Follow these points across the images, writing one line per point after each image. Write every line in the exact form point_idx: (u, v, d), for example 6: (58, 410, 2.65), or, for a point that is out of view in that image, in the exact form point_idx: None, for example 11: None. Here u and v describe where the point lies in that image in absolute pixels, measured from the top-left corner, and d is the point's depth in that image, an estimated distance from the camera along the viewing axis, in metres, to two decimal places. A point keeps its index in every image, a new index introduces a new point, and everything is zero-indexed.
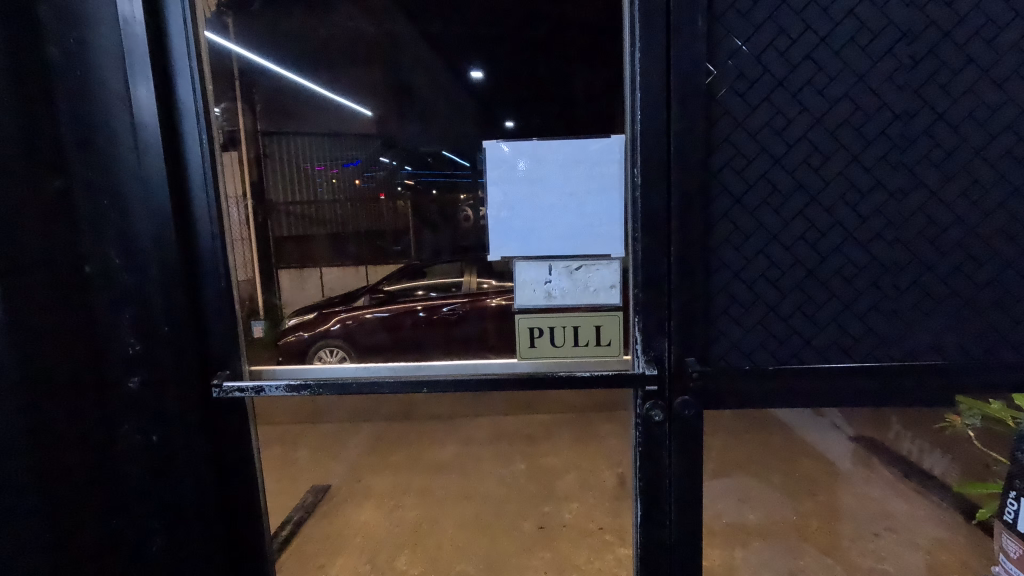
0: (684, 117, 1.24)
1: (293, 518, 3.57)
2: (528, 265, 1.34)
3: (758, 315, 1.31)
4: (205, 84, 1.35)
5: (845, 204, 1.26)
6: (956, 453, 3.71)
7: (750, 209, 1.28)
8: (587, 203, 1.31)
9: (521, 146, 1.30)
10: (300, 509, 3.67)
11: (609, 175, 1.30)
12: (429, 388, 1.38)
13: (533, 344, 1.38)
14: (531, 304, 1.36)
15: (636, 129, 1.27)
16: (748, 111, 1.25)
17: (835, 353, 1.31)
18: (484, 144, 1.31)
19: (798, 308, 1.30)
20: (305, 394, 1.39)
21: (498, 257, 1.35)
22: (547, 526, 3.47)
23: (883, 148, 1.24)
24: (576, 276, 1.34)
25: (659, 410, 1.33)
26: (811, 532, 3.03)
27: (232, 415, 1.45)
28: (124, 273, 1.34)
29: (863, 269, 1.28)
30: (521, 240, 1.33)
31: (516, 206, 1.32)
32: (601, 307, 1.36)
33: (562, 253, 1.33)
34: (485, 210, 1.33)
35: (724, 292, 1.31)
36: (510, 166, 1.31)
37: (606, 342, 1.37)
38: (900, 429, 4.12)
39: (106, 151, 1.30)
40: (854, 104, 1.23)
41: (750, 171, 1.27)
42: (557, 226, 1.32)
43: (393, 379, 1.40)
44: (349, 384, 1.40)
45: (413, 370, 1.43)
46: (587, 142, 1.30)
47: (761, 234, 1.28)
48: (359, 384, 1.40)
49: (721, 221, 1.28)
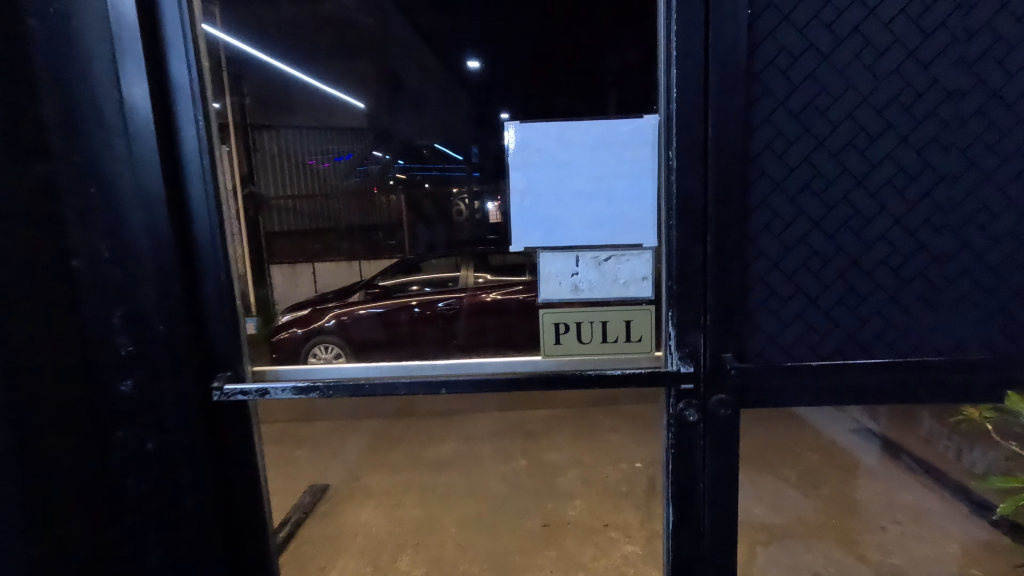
0: (723, 95, 1.15)
1: (293, 518, 3.50)
2: (553, 256, 1.25)
3: (798, 308, 1.23)
4: (201, 63, 1.24)
5: (890, 188, 1.18)
6: (986, 443, 3.63)
7: (791, 194, 1.19)
8: (618, 188, 1.22)
9: (545, 127, 1.21)
10: (296, 511, 3.55)
11: (641, 159, 1.21)
12: (449, 389, 1.27)
13: (557, 340, 1.28)
14: (556, 298, 1.27)
15: (672, 108, 1.18)
16: (790, 89, 1.17)
17: (880, 348, 1.24)
18: (504, 126, 1.22)
19: (839, 300, 1.23)
20: (314, 397, 1.29)
21: (520, 249, 1.26)
22: (551, 524, 3.41)
23: (934, 128, 1.16)
24: (605, 268, 1.25)
25: (693, 410, 1.25)
26: (821, 528, 3.00)
27: (233, 420, 1.35)
28: (116, 269, 1.23)
29: (909, 257, 1.20)
30: (548, 228, 1.24)
31: (545, 190, 1.22)
32: (630, 301, 1.27)
33: (594, 242, 1.24)
34: (507, 198, 1.24)
35: (761, 283, 1.23)
36: (532, 149, 1.21)
37: (637, 338, 1.28)
38: (926, 423, 4.01)
39: (92, 132, 1.18)
40: (904, 80, 1.15)
41: (791, 154, 1.18)
42: (585, 215, 1.23)
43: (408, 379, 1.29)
44: (360, 386, 1.29)
45: (428, 367, 1.33)
46: (617, 124, 1.20)
47: (802, 221, 1.20)
48: (371, 385, 1.29)
49: (760, 208, 1.20)
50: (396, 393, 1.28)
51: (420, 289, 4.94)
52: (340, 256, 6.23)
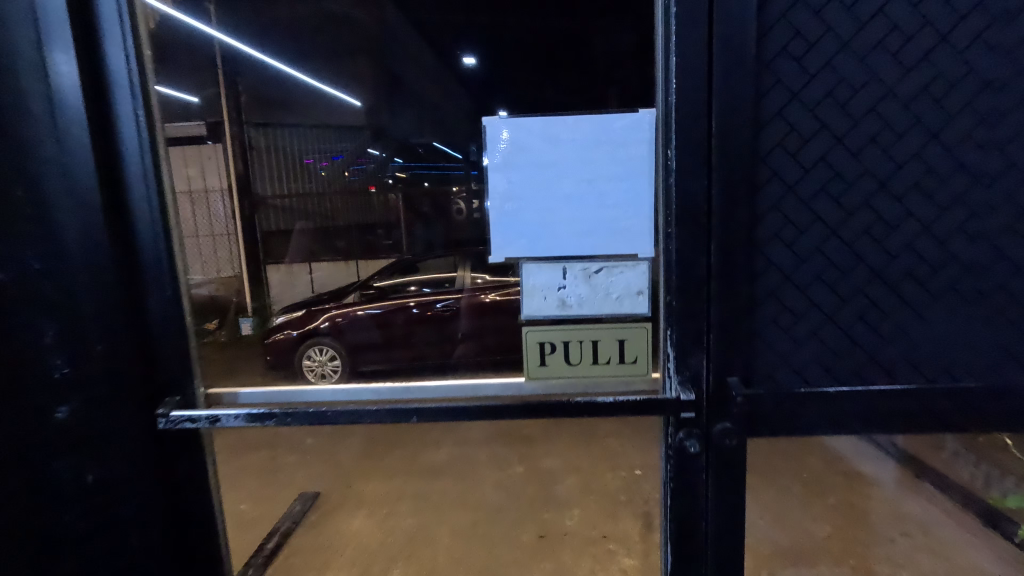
0: (729, 87, 1.02)
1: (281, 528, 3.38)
2: (538, 268, 1.12)
3: (813, 325, 1.10)
4: (143, 51, 1.11)
5: (917, 191, 1.05)
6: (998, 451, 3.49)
7: (806, 198, 1.06)
8: (610, 191, 1.08)
9: (528, 123, 1.07)
10: (287, 520, 3.46)
11: (636, 159, 1.08)
12: (420, 418, 1.12)
13: (543, 362, 1.15)
14: (541, 314, 1.13)
15: (670, 101, 1.05)
16: (805, 80, 1.03)
17: (906, 371, 1.10)
18: (482, 121, 1.08)
19: (860, 316, 1.09)
20: (271, 425, 1.15)
21: (501, 259, 1.12)
22: (548, 535, 3.28)
23: (968, 123, 1.03)
24: (595, 281, 1.11)
25: (694, 440, 1.11)
26: (828, 541, 2.87)
27: (184, 447, 1.22)
28: (47, 282, 1.07)
29: (939, 269, 1.07)
30: (531, 236, 1.10)
31: (529, 192, 1.09)
32: (624, 318, 1.13)
33: (584, 251, 1.10)
34: (485, 202, 1.11)
35: (772, 298, 1.09)
36: (513, 147, 1.08)
37: (631, 360, 1.15)
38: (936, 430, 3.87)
39: (15, 127, 1.03)
40: (935, 69, 1.02)
41: (806, 154, 1.05)
42: (574, 221, 1.09)
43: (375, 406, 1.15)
44: (319, 413, 1.15)
45: (399, 391, 1.20)
46: (608, 120, 1.07)
47: (818, 228, 1.06)
48: (333, 413, 1.14)
49: (770, 214, 1.06)
50: (361, 423, 1.13)
51: (418, 290, 4.70)
52: (337, 256, 6.10)
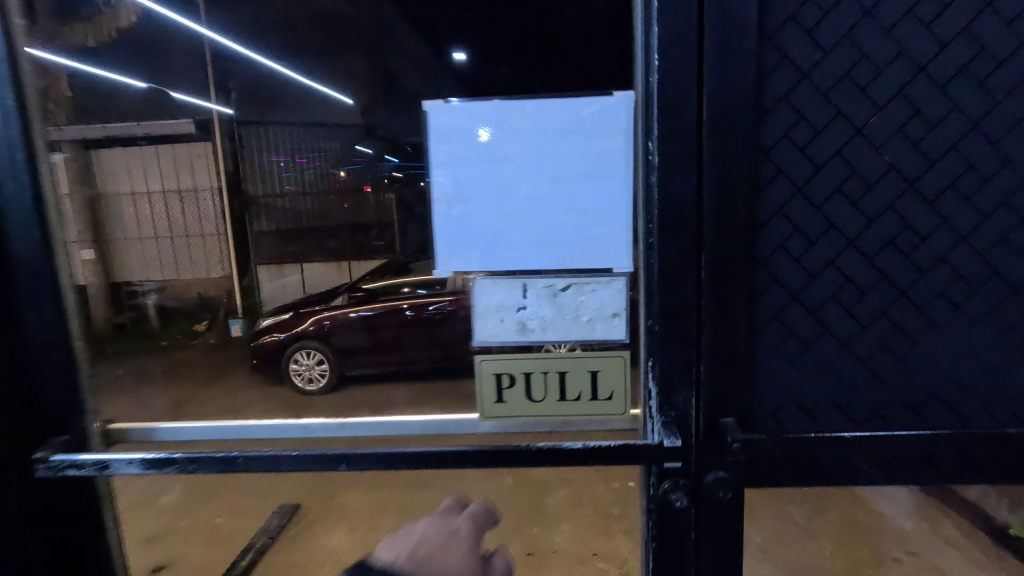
0: (724, 65, 0.83)
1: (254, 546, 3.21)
2: (493, 285, 0.92)
3: (825, 354, 0.90)
4: (12, 23, 0.92)
5: (953, 192, 0.86)
6: None
7: (818, 201, 0.86)
8: (581, 192, 0.88)
9: (480, 108, 0.88)
10: (263, 535, 3.29)
11: (612, 152, 0.88)
12: (350, 466, 0.94)
13: (500, 398, 0.97)
14: (496, 341, 0.94)
15: (652, 83, 0.86)
16: (818, 56, 0.84)
17: (936, 409, 0.91)
18: (424, 107, 0.89)
19: (881, 344, 0.90)
20: (171, 472, 0.96)
21: (449, 273, 0.93)
22: (535, 553, 3.10)
23: (1018, 109, 0.83)
24: (562, 302, 0.92)
25: (681, 494, 0.92)
26: (831, 562, 2.69)
27: (76, 493, 1.03)
28: None
29: (979, 287, 0.88)
30: (483, 246, 0.90)
31: (478, 193, 0.89)
32: (597, 345, 0.94)
33: (547, 265, 0.90)
34: (429, 204, 0.91)
35: (776, 321, 0.90)
36: (461, 138, 0.88)
37: (607, 396, 0.96)
38: None
39: None
40: (978, 44, 0.83)
41: (818, 147, 0.85)
42: (536, 228, 0.89)
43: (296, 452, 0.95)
44: (228, 458, 0.94)
45: (339, 429, 1.05)
46: (577, 104, 0.87)
47: (832, 238, 0.87)
48: (245, 459, 0.94)
49: (774, 221, 0.87)
50: (279, 470, 0.94)
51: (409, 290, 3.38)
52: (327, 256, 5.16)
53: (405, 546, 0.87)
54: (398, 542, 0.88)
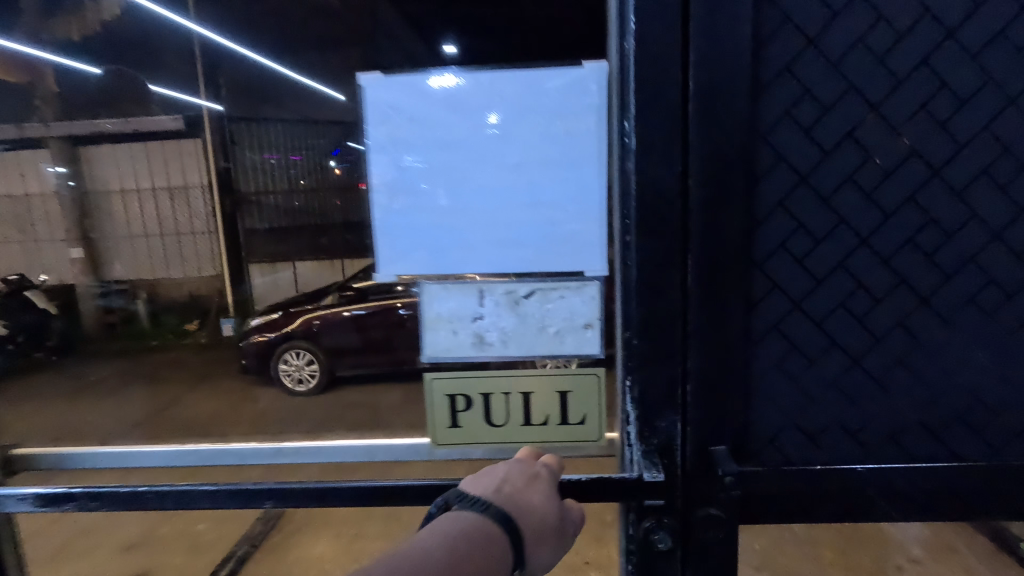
0: (712, 30, 0.70)
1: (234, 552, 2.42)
2: (445, 291, 0.79)
3: (833, 373, 0.77)
4: None
5: (985, 180, 0.72)
6: None
7: (825, 192, 0.73)
8: (545, 182, 0.74)
9: (425, 82, 0.74)
10: (245, 543, 2.50)
11: (582, 134, 0.74)
12: (275, 502, 0.81)
13: (454, 422, 0.85)
14: (450, 357, 0.81)
15: (628, 52, 0.72)
16: (826, 18, 0.71)
17: (964, 437, 0.78)
18: (360, 81, 0.75)
19: (900, 361, 0.76)
20: (68, 510, 0.83)
21: (393, 277, 0.79)
22: None
23: None
24: (525, 311, 0.79)
25: (665, 534, 0.79)
26: None
27: None
28: None
29: (1015, 294, 0.74)
30: (431, 245, 0.77)
31: (424, 182, 0.75)
32: (567, 362, 0.81)
33: (506, 267, 0.77)
34: (368, 196, 0.77)
35: (775, 333, 0.76)
36: (403, 118, 0.75)
37: (578, 420, 0.84)
38: None
39: None
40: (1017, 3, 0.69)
41: (826, 127, 0.72)
42: (493, 224, 0.75)
43: (215, 486, 0.82)
44: (135, 495, 0.82)
45: (274, 455, 0.96)
46: (538, 77, 0.73)
47: (842, 235, 0.74)
48: (154, 495, 0.81)
49: (773, 214, 0.74)
50: (196, 507, 0.81)
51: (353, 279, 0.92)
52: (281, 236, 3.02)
53: (485, 482, 0.68)
54: (476, 477, 0.69)
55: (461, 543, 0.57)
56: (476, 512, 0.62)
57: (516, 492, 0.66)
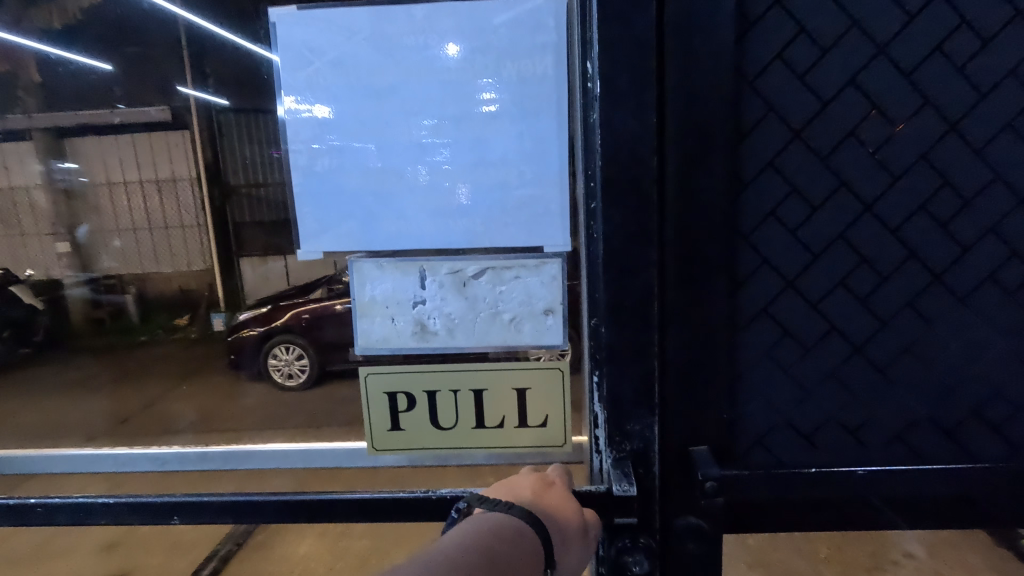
0: None
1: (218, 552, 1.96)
2: (379, 272, 0.67)
3: (831, 365, 0.65)
4: None
5: (1011, 135, 0.60)
6: None
7: (822, 150, 0.61)
8: (491, 138, 0.62)
9: (349, 19, 0.61)
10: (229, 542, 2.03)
11: (534, 78, 0.62)
12: (181, 518, 0.74)
13: (396, 424, 0.73)
14: (389, 348, 0.70)
15: None
16: None
17: (987, 437, 0.66)
18: (272, 19, 0.63)
19: (909, 351, 0.64)
20: None
21: (318, 255, 0.67)
22: None
23: None
24: (474, 294, 0.67)
25: (640, 557, 0.68)
26: None
27: None
28: None
29: None
30: (358, 214, 0.65)
31: (348, 138, 0.63)
32: (527, 354, 0.69)
33: (447, 240, 0.65)
34: (286, 159, 0.65)
35: (762, 317, 0.64)
36: (324, 64, 0.63)
37: (540, 421, 0.72)
38: None
39: None
40: None
41: (824, 71, 0.60)
42: (430, 190, 0.63)
43: (111, 499, 0.75)
44: (19, 507, 0.76)
45: (199, 460, 0.89)
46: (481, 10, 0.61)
47: (841, 200, 0.62)
48: (40, 508, 0.76)
49: (762, 176, 0.62)
50: (87, 523, 0.76)
51: None
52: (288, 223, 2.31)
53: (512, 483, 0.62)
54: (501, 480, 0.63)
55: (490, 542, 0.51)
56: (499, 512, 0.56)
57: (539, 494, 0.60)
